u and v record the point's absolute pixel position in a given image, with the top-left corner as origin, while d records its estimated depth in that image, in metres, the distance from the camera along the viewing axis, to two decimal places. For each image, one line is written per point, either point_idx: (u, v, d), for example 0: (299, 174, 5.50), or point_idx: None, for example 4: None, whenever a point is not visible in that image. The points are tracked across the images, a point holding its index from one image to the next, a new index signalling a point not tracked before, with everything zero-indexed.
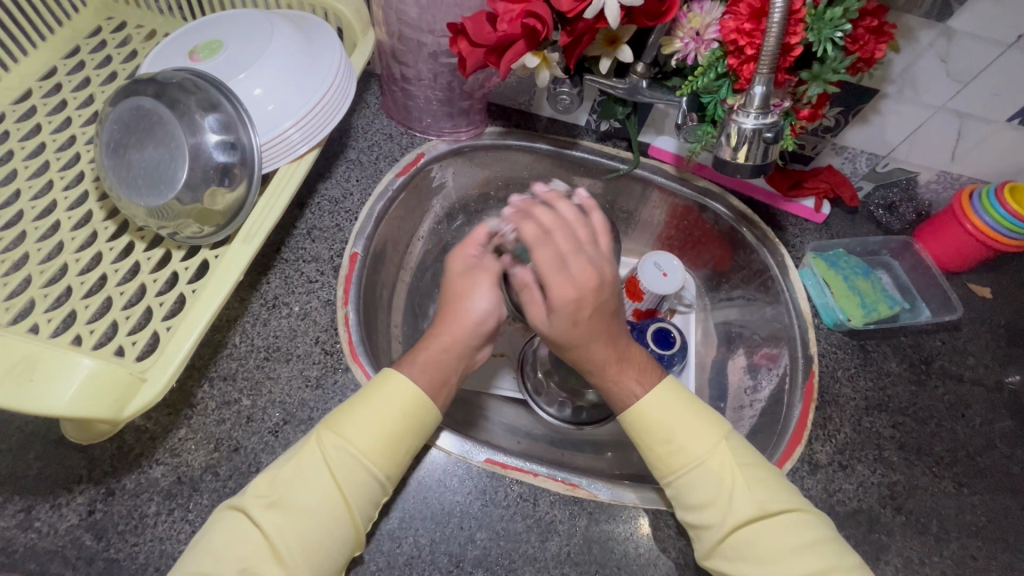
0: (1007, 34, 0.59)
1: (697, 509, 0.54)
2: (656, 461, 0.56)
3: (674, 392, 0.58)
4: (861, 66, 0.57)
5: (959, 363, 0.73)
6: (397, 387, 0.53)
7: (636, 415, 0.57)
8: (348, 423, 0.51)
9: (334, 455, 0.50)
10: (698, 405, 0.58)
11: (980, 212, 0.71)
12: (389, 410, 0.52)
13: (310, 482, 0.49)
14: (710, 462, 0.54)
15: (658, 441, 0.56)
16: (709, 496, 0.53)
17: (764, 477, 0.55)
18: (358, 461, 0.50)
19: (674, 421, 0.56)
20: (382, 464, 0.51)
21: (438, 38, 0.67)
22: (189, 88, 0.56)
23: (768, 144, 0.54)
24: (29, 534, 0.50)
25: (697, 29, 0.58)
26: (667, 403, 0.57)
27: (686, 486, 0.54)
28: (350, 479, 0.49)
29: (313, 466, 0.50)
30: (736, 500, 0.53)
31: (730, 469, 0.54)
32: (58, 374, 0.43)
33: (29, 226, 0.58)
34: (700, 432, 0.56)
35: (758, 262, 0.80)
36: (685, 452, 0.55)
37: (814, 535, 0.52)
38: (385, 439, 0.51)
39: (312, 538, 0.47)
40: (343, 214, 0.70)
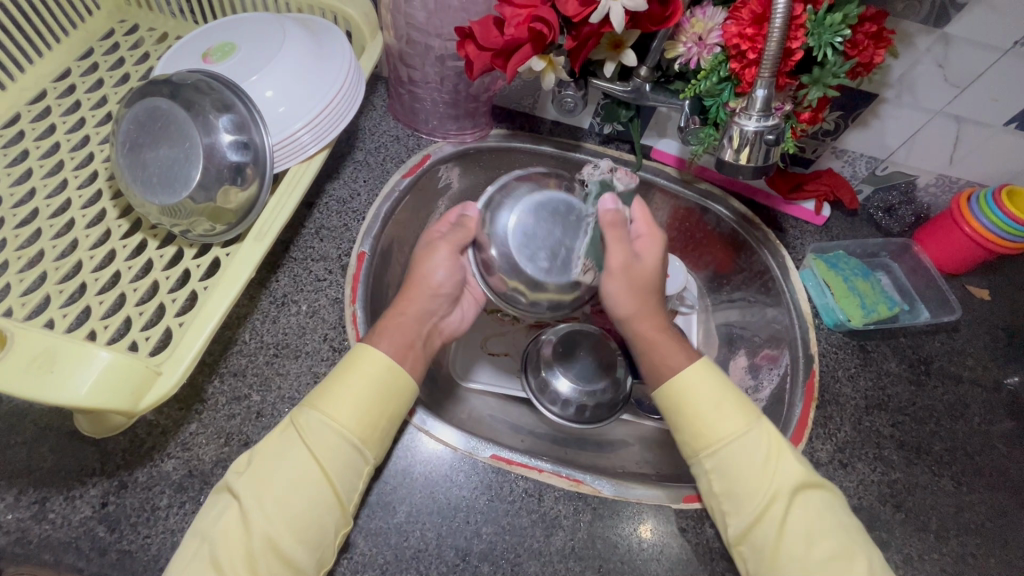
0: (1003, 40, 0.61)
1: (740, 481, 0.55)
2: (700, 434, 0.58)
3: (712, 371, 0.61)
4: (861, 71, 0.58)
5: (958, 363, 0.74)
6: (367, 360, 0.55)
7: (682, 387, 0.59)
8: (323, 397, 0.53)
9: (311, 428, 0.52)
10: (732, 388, 0.60)
11: (978, 215, 0.72)
12: (361, 381, 0.54)
13: (289, 455, 0.51)
14: (744, 441, 0.57)
15: (704, 414, 0.58)
16: (753, 469, 0.55)
17: (796, 455, 0.57)
18: (335, 432, 0.52)
19: (714, 398, 0.59)
20: (360, 434, 0.52)
21: (445, 42, 0.68)
22: (204, 89, 0.57)
23: (769, 147, 0.56)
24: (42, 526, 0.50)
25: (699, 33, 0.59)
26: (708, 381, 0.59)
27: (730, 459, 0.56)
28: (326, 449, 0.51)
29: (292, 441, 0.51)
30: (778, 474, 0.55)
31: (770, 445, 0.57)
32: (77, 366, 0.44)
33: (44, 223, 0.59)
34: (738, 410, 0.58)
35: (759, 264, 0.81)
36: (729, 425, 0.57)
37: (836, 516, 0.54)
38: (361, 409, 0.53)
39: (296, 508, 0.49)
40: (350, 214, 0.71)
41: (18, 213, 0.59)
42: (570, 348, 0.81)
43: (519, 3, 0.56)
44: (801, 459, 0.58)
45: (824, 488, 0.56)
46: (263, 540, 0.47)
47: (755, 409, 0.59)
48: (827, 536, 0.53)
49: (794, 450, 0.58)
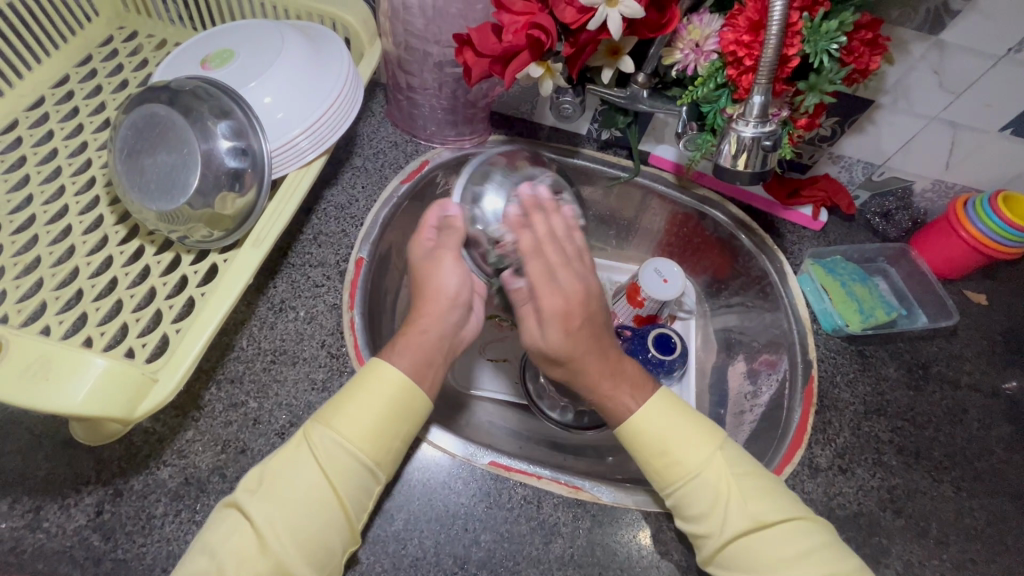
0: (998, 46, 0.61)
1: (690, 520, 0.54)
2: (652, 472, 0.57)
3: (667, 406, 0.58)
4: (857, 77, 0.59)
5: (956, 368, 0.74)
6: (382, 377, 0.54)
7: (629, 430, 0.58)
8: (337, 413, 0.52)
9: (324, 446, 0.51)
10: (691, 422, 0.58)
11: (974, 219, 0.72)
12: (377, 398, 0.53)
13: (299, 472, 0.50)
14: (700, 479, 0.55)
15: (654, 453, 0.56)
16: (703, 510, 0.54)
17: (758, 489, 0.54)
18: (348, 451, 0.50)
19: (665, 437, 0.57)
20: (372, 453, 0.51)
21: (443, 49, 0.68)
22: (202, 96, 0.57)
23: (766, 152, 0.56)
24: (37, 535, 0.50)
25: (696, 41, 0.59)
26: (658, 421, 0.57)
27: (681, 499, 0.55)
28: (339, 467, 0.50)
29: (303, 457, 0.50)
30: (729, 513, 0.53)
31: (724, 483, 0.54)
32: (72, 374, 0.43)
33: (40, 230, 0.59)
34: (691, 444, 0.56)
35: (756, 269, 0.81)
36: (679, 465, 0.55)
37: (807, 541, 0.52)
38: (375, 427, 0.52)
39: (304, 527, 0.48)
40: (349, 220, 0.71)
41: (14, 220, 0.59)
42: None
43: (517, 11, 0.57)
44: (765, 492, 0.54)
45: (792, 516, 0.54)
46: (271, 558, 0.47)
47: (717, 441, 0.57)
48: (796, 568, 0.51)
49: (759, 481, 0.55)
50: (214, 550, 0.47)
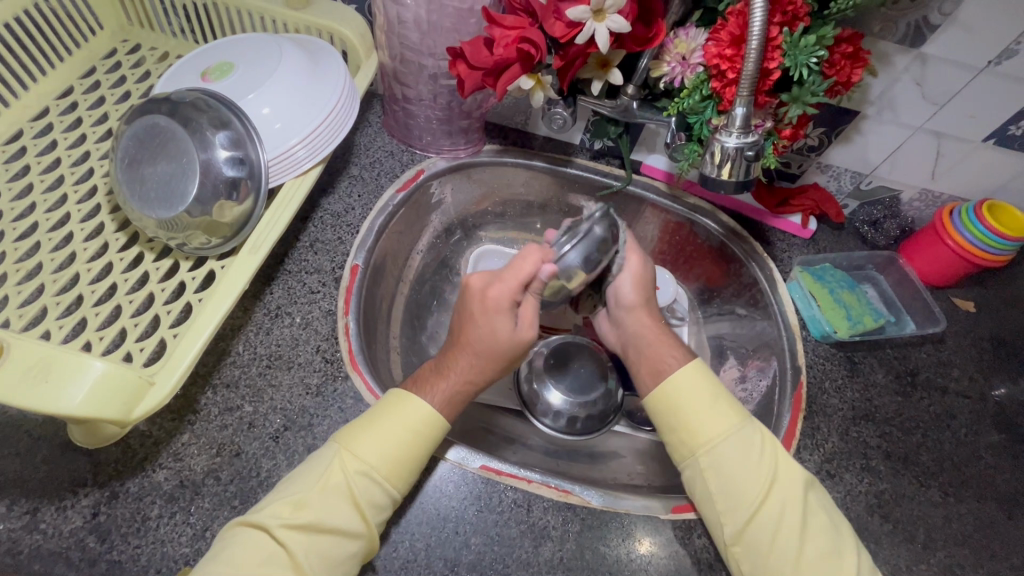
0: (978, 59, 0.63)
1: (727, 485, 0.56)
2: (690, 434, 0.59)
3: (701, 373, 0.61)
4: (840, 89, 0.60)
5: (944, 375, 0.75)
6: (414, 409, 0.55)
7: (665, 392, 0.60)
8: (367, 444, 0.53)
9: (355, 477, 0.52)
10: (722, 389, 0.61)
11: (961, 228, 0.74)
12: (409, 431, 0.54)
13: (333, 504, 0.50)
14: (735, 441, 0.57)
15: (690, 414, 0.59)
16: (744, 469, 0.56)
17: (784, 455, 0.58)
18: (382, 483, 0.52)
19: (703, 399, 0.59)
20: (401, 484, 0.53)
21: (438, 61, 0.70)
22: (202, 107, 0.59)
23: (750, 162, 0.57)
24: (34, 536, 0.51)
25: (683, 54, 0.61)
26: (694, 384, 0.60)
27: (722, 459, 0.57)
28: (371, 499, 0.51)
29: (335, 487, 0.51)
30: (771, 472, 0.56)
31: (761, 445, 0.58)
32: (71, 376, 0.44)
33: (43, 237, 0.60)
34: (724, 411, 0.59)
35: (747, 276, 0.82)
36: (718, 425, 0.58)
37: (831, 517, 0.56)
38: (405, 459, 0.53)
39: (338, 557, 0.49)
40: (345, 228, 0.72)
41: (17, 227, 0.60)
42: (562, 359, 0.81)
43: (507, 25, 0.59)
44: (789, 459, 0.58)
45: (813, 489, 0.57)
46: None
47: (745, 410, 0.60)
48: (824, 535, 0.54)
49: (783, 450, 0.59)
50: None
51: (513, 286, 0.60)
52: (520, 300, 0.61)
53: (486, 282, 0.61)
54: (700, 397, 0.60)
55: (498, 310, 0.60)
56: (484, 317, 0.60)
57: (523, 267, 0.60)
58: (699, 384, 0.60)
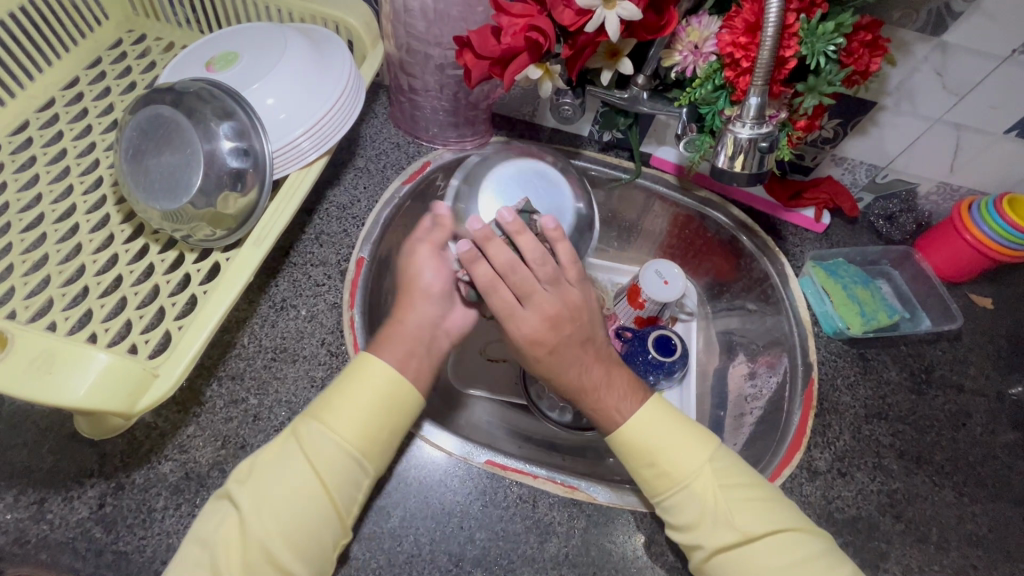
0: (1001, 47, 0.61)
1: (683, 526, 0.54)
2: (644, 482, 0.57)
3: (661, 413, 0.58)
4: (857, 79, 0.58)
5: (959, 373, 0.73)
6: (371, 370, 0.54)
7: (620, 440, 0.58)
8: (327, 407, 0.53)
9: (311, 439, 0.51)
10: (684, 428, 0.57)
11: (978, 221, 0.72)
12: (365, 392, 0.53)
13: (288, 467, 0.50)
14: (695, 483, 0.55)
15: (644, 463, 0.57)
16: (698, 518, 0.54)
17: (753, 500, 0.54)
18: (337, 444, 0.51)
19: (656, 445, 0.56)
20: (360, 444, 0.52)
21: (444, 51, 0.69)
22: (206, 97, 0.58)
23: (763, 154, 0.56)
24: (41, 526, 0.51)
25: (695, 42, 0.59)
26: (650, 429, 0.57)
27: (671, 509, 0.55)
28: (327, 460, 0.50)
29: (291, 451, 0.51)
30: (721, 522, 0.53)
31: (716, 493, 0.54)
32: (75, 368, 0.44)
33: (49, 228, 0.60)
34: (685, 451, 0.56)
35: (758, 271, 0.81)
36: (671, 474, 0.55)
37: (802, 552, 0.52)
38: (363, 421, 0.52)
39: (295, 520, 0.49)
40: (350, 220, 0.72)
41: (23, 219, 0.60)
42: None
43: (516, 13, 0.57)
44: (761, 503, 0.54)
45: (791, 525, 0.53)
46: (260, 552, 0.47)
47: (711, 449, 0.56)
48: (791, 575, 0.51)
49: (754, 492, 0.55)
50: (206, 546, 0.48)
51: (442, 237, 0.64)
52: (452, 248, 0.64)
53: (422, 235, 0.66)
54: (657, 437, 0.57)
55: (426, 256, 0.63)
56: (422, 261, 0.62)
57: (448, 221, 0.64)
58: (653, 424, 0.57)
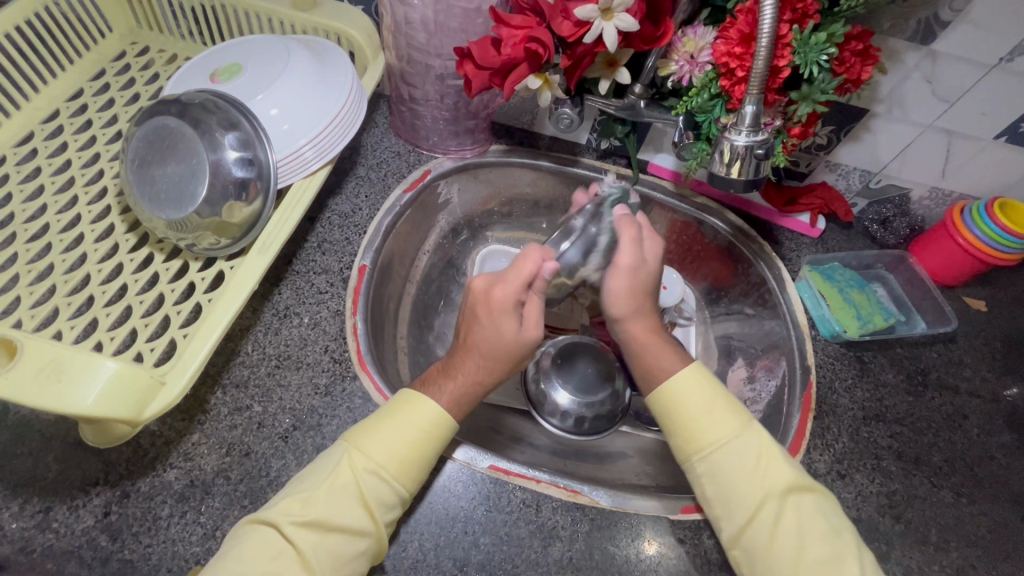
0: (989, 56, 0.62)
1: (727, 488, 0.55)
2: (690, 437, 0.57)
3: (703, 378, 0.60)
4: (850, 87, 0.60)
5: (955, 374, 0.74)
6: (422, 409, 0.55)
7: (666, 394, 0.59)
8: (379, 445, 0.53)
9: (365, 475, 0.52)
10: (723, 391, 0.60)
11: (971, 225, 0.73)
12: (419, 431, 0.54)
13: (342, 503, 0.50)
14: (738, 442, 0.56)
15: (690, 420, 0.58)
16: (743, 473, 0.55)
17: (786, 457, 0.56)
18: (389, 481, 0.52)
19: (702, 402, 0.58)
20: (409, 482, 0.53)
21: (445, 62, 0.70)
22: (211, 108, 0.59)
23: (759, 161, 0.57)
24: (46, 535, 0.51)
25: (691, 52, 0.61)
26: (695, 388, 0.59)
27: (720, 464, 0.56)
28: (380, 498, 0.51)
29: (344, 486, 0.51)
30: (766, 476, 0.55)
31: (758, 450, 0.56)
32: (84, 377, 0.45)
33: (54, 238, 0.61)
34: (725, 414, 0.58)
35: (755, 275, 0.82)
36: (718, 429, 0.57)
37: (828, 522, 0.53)
38: (413, 459, 0.53)
39: (346, 554, 0.49)
40: (352, 228, 0.72)
41: (28, 228, 0.61)
42: (569, 358, 0.81)
43: (515, 25, 0.59)
44: (791, 465, 0.56)
45: (816, 490, 0.56)
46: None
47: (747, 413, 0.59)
48: (826, 541, 0.52)
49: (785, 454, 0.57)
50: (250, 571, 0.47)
51: (520, 285, 0.60)
52: (524, 299, 0.61)
53: (490, 281, 0.61)
54: (699, 400, 0.58)
55: (504, 309, 0.59)
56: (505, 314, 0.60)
57: (526, 267, 0.60)
58: (696, 388, 0.58)
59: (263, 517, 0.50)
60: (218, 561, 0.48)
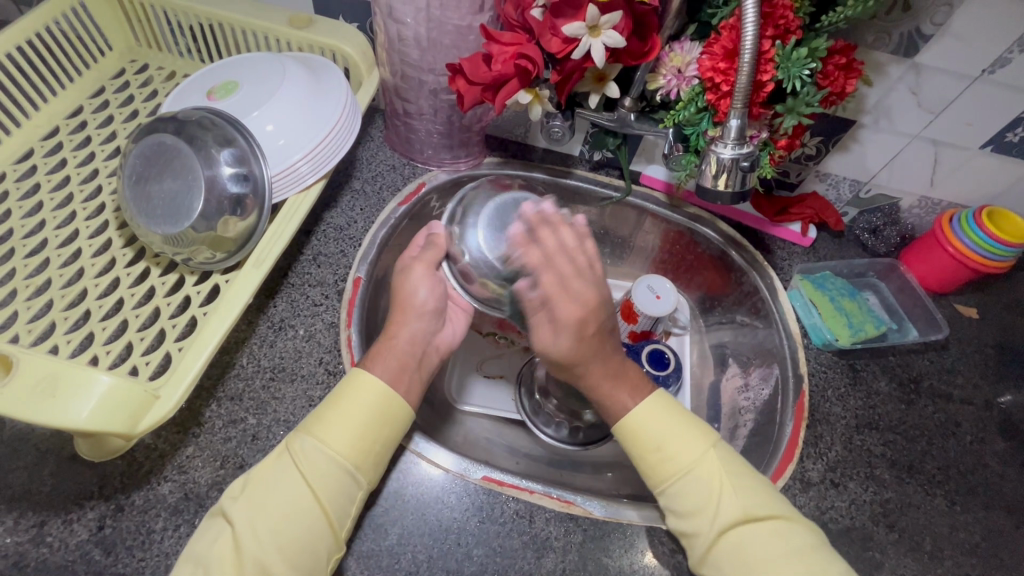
0: (971, 68, 0.63)
1: (686, 516, 0.55)
2: (652, 466, 0.58)
3: (664, 408, 0.60)
4: (835, 99, 0.61)
5: (947, 382, 0.74)
6: (361, 384, 0.56)
7: (625, 426, 0.59)
8: (322, 422, 0.54)
9: (305, 453, 0.52)
10: (685, 417, 0.59)
11: (960, 234, 0.74)
12: (356, 408, 0.54)
13: (280, 480, 0.51)
14: (697, 473, 0.56)
15: (648, 450, 0.58)
16: (700, 500, 0.55)
17: (747, 487, 0.55)
18: (330, 455, 0.52)
19: (661, 434, 0.58)
20: (352, 459, 0.52)
21: (438, 77, 0.71)
22: (208, 125, 0.60)
23: (745, 173, 0.58)
24: (40, 549, 0.51)
25: (678, 67, 0.62)
26: (654, 420, 0.59)
27: (677, 495, 0.56)
28: (319, 471, 0.51)
29: (286, 467, 0.52)
30: (725, 505, 0.54)
31: (719, 477, 0.56)
32: (79, 391, 0.45)
33: (52, 253, 0.62)
34: (685, 442, 0.57)
35: (748, 285, 0.82)
36: (675, 456, 0.57)
37: (788, 540, 0.53)
38: (353, 433, 0.53)
39: (287, 532, 0.49)
40: (347, 241, 0.73)
41: (27, 244, 0.62)
42: None
43: (505, 42, 0.60)
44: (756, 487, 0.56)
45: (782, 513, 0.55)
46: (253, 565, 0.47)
47: (711, 441, 0.58)
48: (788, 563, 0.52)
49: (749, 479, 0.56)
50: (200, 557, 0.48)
51: (411, 249, 0.71)
52: (438, 263, 0.70)
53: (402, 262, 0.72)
54: (658, 433, 0.58)
55: (405, 265, 0.70)
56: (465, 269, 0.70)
57: (417, 237, 0.72)
58: (654, 418, 0.58)
59: (221, 508, 0.51)
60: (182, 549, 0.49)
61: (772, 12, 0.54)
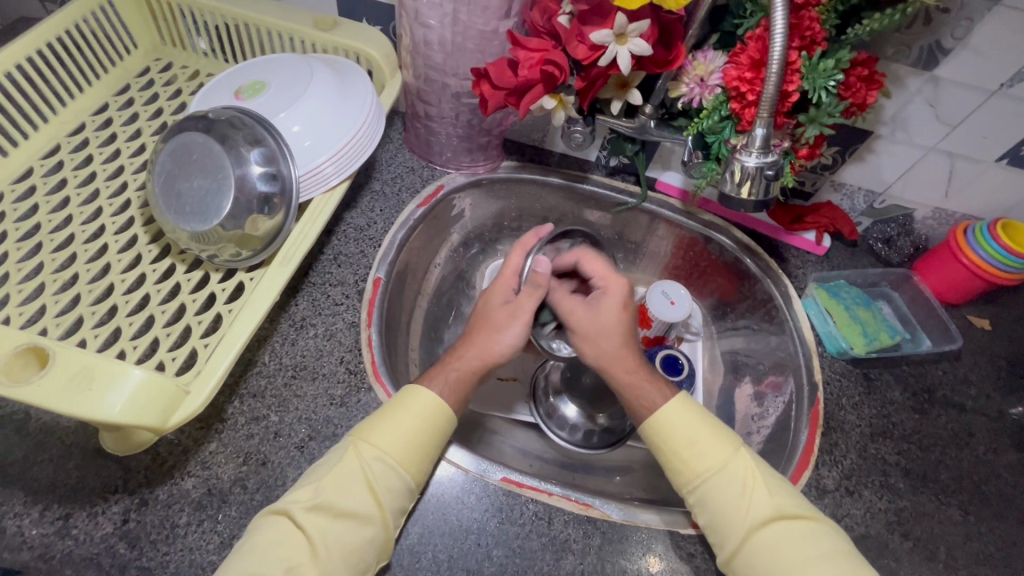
0: (990, 82, 0.64)
1: (717, 516, 0.55)
2: (680, 467, 0.58)
3: (690, 407, 0.60)
4: (855, 110, 0.62)
5: (960, 393, 0.75)
6: (421, 398, 0.57)
7: (654, 426, 0.59)
8: (382, 432, 0.54)
9: (372, 464, 0.52)
10: (710, 417, 0.60)
11: (974, 246, 0.74)
12: (416, 420, 0.55)
13: (348, 488, 0.51)
14: (726, 471, 0.56)
15: (677, 449, 0.58)
16: (736, 500, 0.55)
17: (773, 486, 0.56)
18: (395, 467, 0.53)
19: (689, 433, 0.58)
20: (414, 471, 0.54)
21: (460, 81, 0.72)
22: (237, 124, 0.61)
23: (769, 181, 0.58)
24: (65, 541, 0.52)
25: (701, 75, 0.63)
26: (681, 419, 0.59)
27: (708, 492, 0.56)
28: (386, 483, 0.52)
29: (351, 474, 0.52)
30: (754, 503, 0.55)
31: (747, 474, 0.56)
32: (112, 385, 0.46)
33: (79, 248, 0.62)
34: (712, 441, 0.58)
35: (762, 292, 0.83)
36: (704, 456, 0.57)
37: (825, 543, 0.53)
38: (414, 445, 0.54)
39: (353, 539, 0.49)
40: (367, 241, 0.74)
41: (54, 239, 0.62)
42: (575, 373, 0.81)
43: (531, 47, 0.61)
44: (783, 488, 0.56)
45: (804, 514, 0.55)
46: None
47: (736, 438, 0.59)
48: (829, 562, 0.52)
49: (775, 479, 0.57)
50: (263, 559, 0.48)
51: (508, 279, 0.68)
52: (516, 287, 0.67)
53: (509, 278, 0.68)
54: (685, 432, 0.58)
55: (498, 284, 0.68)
56: (494, 283, 0.68)
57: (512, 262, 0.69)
58: (681, 417, 0.59)
59: (280, 508, 0.51)
60: (237, 553, 0.49)
61: (799, 23, 0.55)
